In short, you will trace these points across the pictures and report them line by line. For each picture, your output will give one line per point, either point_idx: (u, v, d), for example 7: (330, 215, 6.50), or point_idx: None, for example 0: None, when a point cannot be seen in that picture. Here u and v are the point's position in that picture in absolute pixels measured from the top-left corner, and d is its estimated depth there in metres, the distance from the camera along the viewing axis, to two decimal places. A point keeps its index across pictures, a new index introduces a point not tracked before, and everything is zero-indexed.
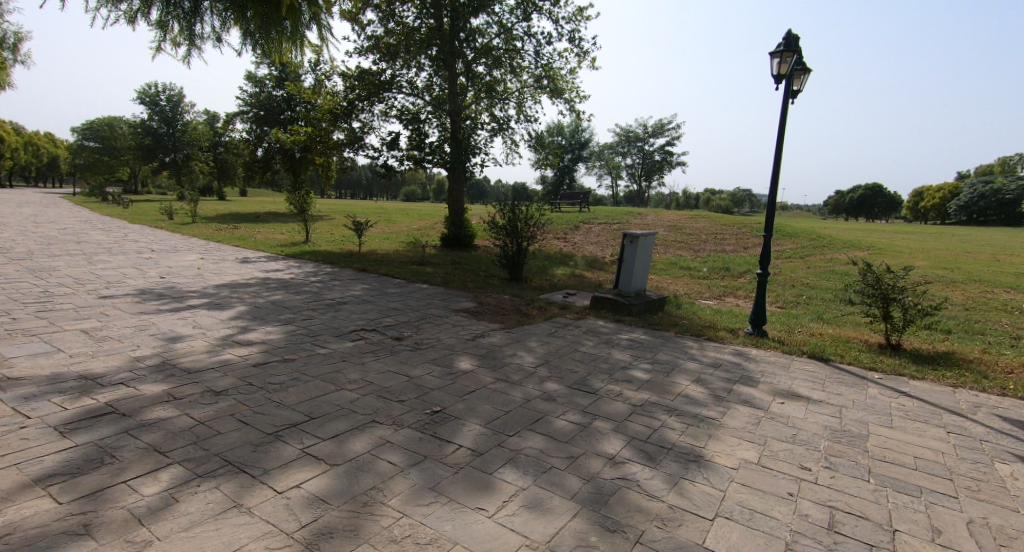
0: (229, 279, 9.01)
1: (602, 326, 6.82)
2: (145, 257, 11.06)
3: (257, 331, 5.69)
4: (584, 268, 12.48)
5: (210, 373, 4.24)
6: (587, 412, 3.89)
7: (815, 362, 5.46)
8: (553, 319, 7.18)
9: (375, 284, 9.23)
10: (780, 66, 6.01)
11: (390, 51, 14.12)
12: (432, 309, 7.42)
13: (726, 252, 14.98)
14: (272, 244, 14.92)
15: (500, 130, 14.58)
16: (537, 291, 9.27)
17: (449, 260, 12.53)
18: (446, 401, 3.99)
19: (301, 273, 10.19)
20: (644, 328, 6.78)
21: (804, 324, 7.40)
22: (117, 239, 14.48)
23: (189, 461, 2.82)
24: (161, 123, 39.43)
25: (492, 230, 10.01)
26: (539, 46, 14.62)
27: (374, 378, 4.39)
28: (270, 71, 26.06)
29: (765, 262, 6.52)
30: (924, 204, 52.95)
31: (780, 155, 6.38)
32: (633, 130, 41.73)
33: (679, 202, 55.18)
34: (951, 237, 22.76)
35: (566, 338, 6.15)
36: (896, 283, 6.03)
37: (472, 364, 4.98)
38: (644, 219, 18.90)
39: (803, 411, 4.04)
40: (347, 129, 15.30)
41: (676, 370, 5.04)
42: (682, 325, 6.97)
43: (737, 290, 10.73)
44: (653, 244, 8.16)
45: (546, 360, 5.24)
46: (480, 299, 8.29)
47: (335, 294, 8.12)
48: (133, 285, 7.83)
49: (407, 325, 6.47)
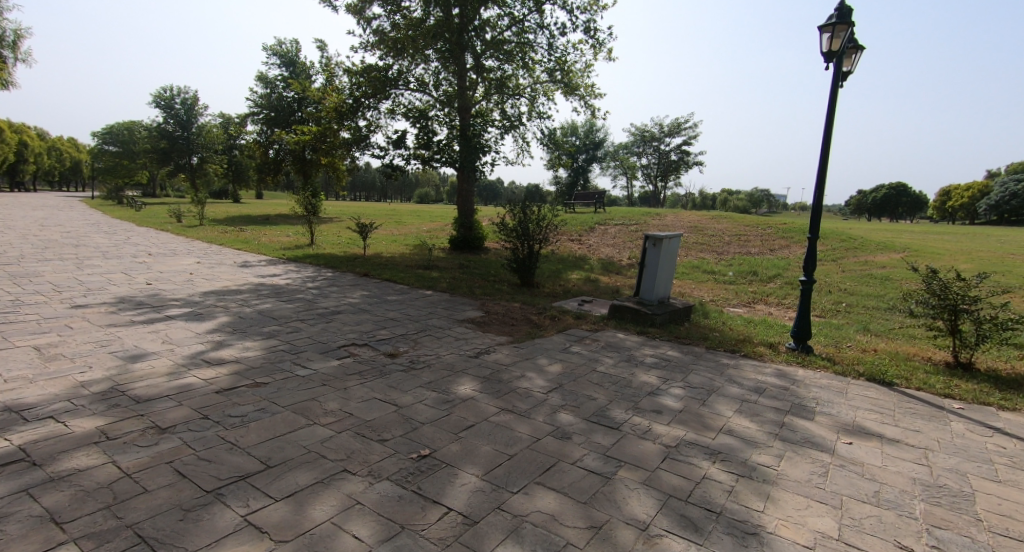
0: (220, 285, 8.41)
1: (623, 340, 6.08)
2: (138, 262, 10.52)
3: (233, 347, 5.03)
4: (600, 272, 11.72)
5: (162, 401, 3.57)
6: (610, 456, 3.17)
7: (877, 387, 4.74)
8: (567, 331, 6.45)
9: (375, 291, 8.56)
10: (831, 43, 5.27)
11: (396, 45, 13.53)
12: (434, 320, 6.73)
13: (751, 255, 14.16)
14: (277, 247, 14.41)
15: (511, 128, 13.88)
16: (549, 298, 8.56)
17: (457, 263, 11.88)
18: (438, 440, 3.28)
19: (299, 278, 9.57)
20: (671, 343, 6.03)
21: (852, 337, 6.66)
22: (117, 243, 14.03)
23: (93, 539, 2.17)
24: (177, 126, 39.39)
25: (501, 232, 9.32)
26: (552, 38, 13.94)
27: (355, 409, 3.69)
28: (280, 72, 25.69)
29: (811, 267, 5.73)
30: (950, 203, 51.28)
31: (827, 145, 5.62)
32: (650, 129, 40.65)
33: (695, 203, 54.31)
34: (987, 238, 21.58)
35: (583, 356, 5.43)
36: (966, 292, 5.32)
37: (474, 389, 4.28)
38: (663, 220, 18.11)
39: (880, 457, 3.32)
40: (353, 128, 14.73)
41: (715, 397, 4.31)
42: (712, 338, 6.21)
43: (767, 296, 9.91)
44: (676, 247, 7.43)
45: (561, 383, 4.52)
46: (487, 308, 7.60)
47: (330, 304, 7.47)
48: (113, 293, 7.24)
49: (405, 340, 5.77)
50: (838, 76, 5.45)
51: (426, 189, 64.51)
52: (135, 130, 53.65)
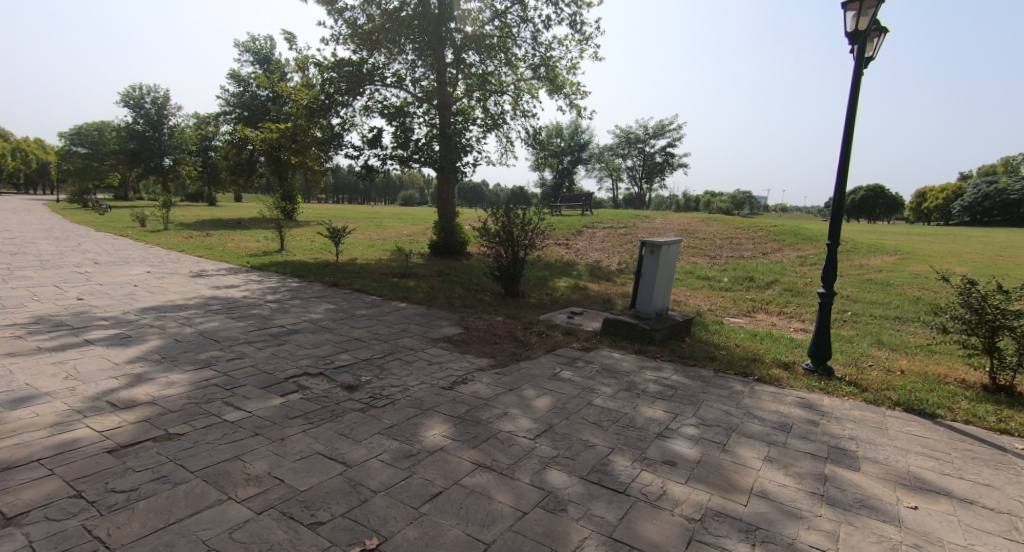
0: (165, 300, 7.51)
1: (620, 362, 5.33)
2: (80, 273, 9.52)
3: (154, 382, 4.17)
4: (590, 279, 10.99)
5: (28, 471, 2.72)
6: (617, 543, 2.41)
7: (919, 418, 4.01)
8: (557, 352, 5.67)
9: (342, 304, 7.72)
10: (858, 21, 4.56)
11: (370, 38, 12.69)
12: (404, 339, 5.91)
13: (745, 259, 13.58)
14: (242, 254, 13.44)
15: (493, 127, 13.11)
16: (536, 310, 7.80)
17: (436, 271, 11.06)
18: (391, 521, 2.49)
19: (259, 290, 8.68)
20: (674, 365, 5.28)
21: (870, 353, 5.97)
22: (66, 250, 12.95)
23: None
24: (147, 126, 37.74)
25: (482, 237, 8.55)
26: (537, 32, 13.22)
27: (288, 472, 2.87)
28: (253, 68, 24.61)
29: (830, 277, 5.01)
30: (928, 204, 51.80)
31: (848, 139, 4.95)
32: (634, 130, 40.14)
33: (678, 205, 54.36)
34: (971, 239, 21.39)
35: (575, 384, 4.65)
36: (1008, 307, 4.64)
37: (446, 434, 3.48)
38: (652, 223, 17.47)
39: (961, 529, 2.60)
40: (325, 127, 13.83)
41: (736, 438, 3.55)
42: (719, 358, 5.48)
43: (767, 305, 9.26)
44: (674, 253, 6.75)
45: (551, 424, 3.73)
46: (466, 323, 6.81)
47: (288, 320, 6.62)
48: (32, 313, 6.30)
49: (367, 367, 4.94)
50: (860, 63, 4.74)
51: (409, 191, 63.56)
52: (105, 132, 51.75)
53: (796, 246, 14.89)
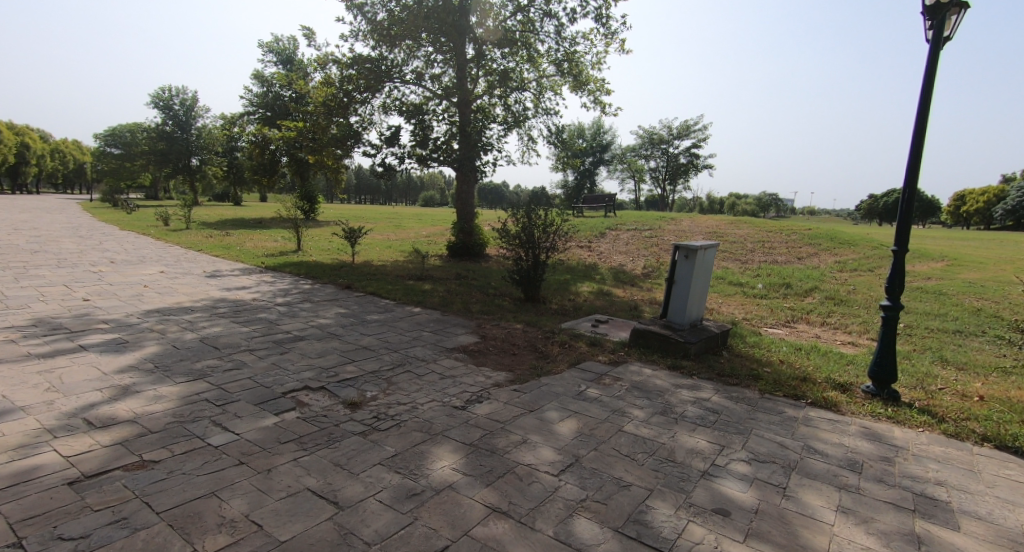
0: (171, 301, 7.21)
1: (652, 379, 4.80)
2: (93, 272, 9.35)
3: (139, 396, 3.78)
4: (614, 284, 10.45)
5: None
6: None
7: (1015, 458, 3.43)
8: (582, 366, 5.16)
9: (354, 309, 7.34)
10: None
11: (389, 33, 12.37)
12: (416, 349, 5.46)
13: (778, 264, 12.90)
14: (259, 254, 13.25)
15: (515, 125, 12.67)
16: (558, 318, 7.32)
17: (454, 273, 10.66)
18: None
19: (270, 292, 8.36)
20: (713, 384, 4.73)
21: (935, 373, 5.35)
22: (85, 248, 12.89)
23: None
24: (175, 128, 38.40)
25: (502, 239, 8.10)
26: (561, 26, 12.75)
27: (270, 515, 2.46)
28: (276, 68, 24.60)
29: (896, 289, 4.44)
30: (965, 208, 49.82)
31: (920, 134, 4.40)
32: (658, 131, 39.29)
33: (703, 208, 53.30)
34: (1019, 244, 20.20)
35: (603, 405, 4.14)
36: None
37: (456, 468, 3.02)
38: (679, 226, 16.85)
39: None
40: (343, 125, 13.56)
41: (798, 480, 3.02)
42: (765, 376, 4.93)
43: (808, 314, 8.61)
44: (710, 258, 6.20)
45: (577, 456, 3.25)
46: (483, 331, 6.36)
47: (296, 325, 6.25)
48: (31, 315, 6.02)
49: (374, 381, 4.51)
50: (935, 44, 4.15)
51: (430, 192, 63.62)
52: (136, 133, 52.68)
53: (833, 251, 14.11)
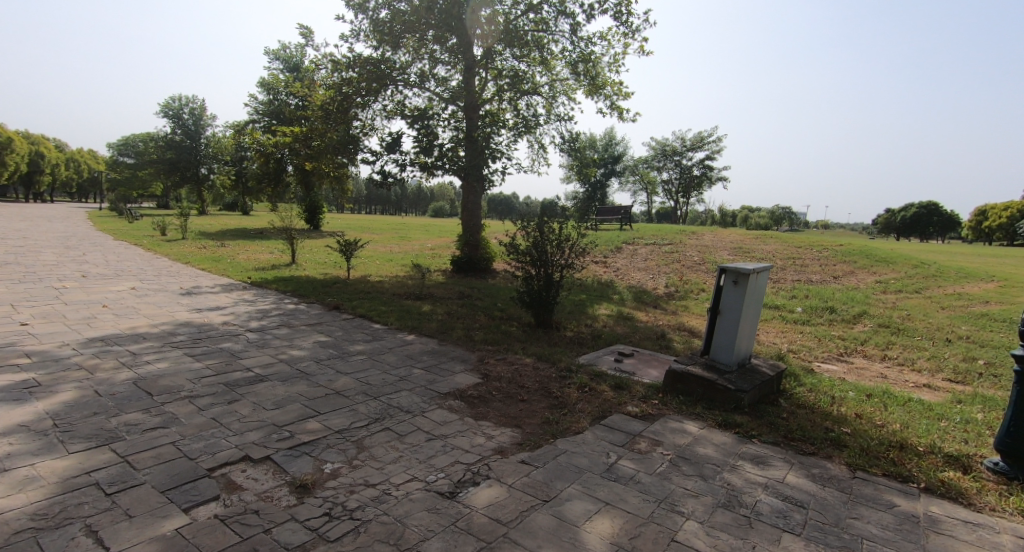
0: (125, 326, 6.21)
1: (702, 446, 3.67)
2: (55, 288, 8.39)
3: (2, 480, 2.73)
4: (635, 305, 9.34)
5: None
6: None
7: None
8: (609, 422, 4.05)
9: (337, 336, 6.30)
10: None
11: (392, 33, 11.46)
12: (400, 396, 4.37)
13: (814, 283, 11.72)
14: (249, 267, 12.28)
15: (525, 131, 11.66)
16: (575, 350, 6.22)
17: (456, 292, 9.60)
18: None
19: (246, 313, 7.34)
20: (784, 454, 3.59)
21: None
22: (64, 260, 11.98)
23: None
24: (184, 136, 37.83)
25: (510, 255, 7.02)
26: (576, 24, 11.77)
27: None
28: (280, 75, 23.87)
29: None
30: (987, 223, 48.15)
31: None
32: (672, 141, 38.13)
33: (716, 221, 52.15)
34: None
35: (644, 490, 3.04)
36: None
37: None
38: (701, 240, 15.70)
39: None
40: (342, 130, 12.60)
41: None
42: (849, 440, 3.80)
43: (862, 346, 7.42)
44: (763, 283, 5.08)
45: None
46: (486, 368, 5.27)
47: (261, 359, 5.21)
48: None
49: (339, 446, 3.44)
50: None
51: (440, 203, 63.05)
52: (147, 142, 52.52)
53: (871, 269, 12.91)
